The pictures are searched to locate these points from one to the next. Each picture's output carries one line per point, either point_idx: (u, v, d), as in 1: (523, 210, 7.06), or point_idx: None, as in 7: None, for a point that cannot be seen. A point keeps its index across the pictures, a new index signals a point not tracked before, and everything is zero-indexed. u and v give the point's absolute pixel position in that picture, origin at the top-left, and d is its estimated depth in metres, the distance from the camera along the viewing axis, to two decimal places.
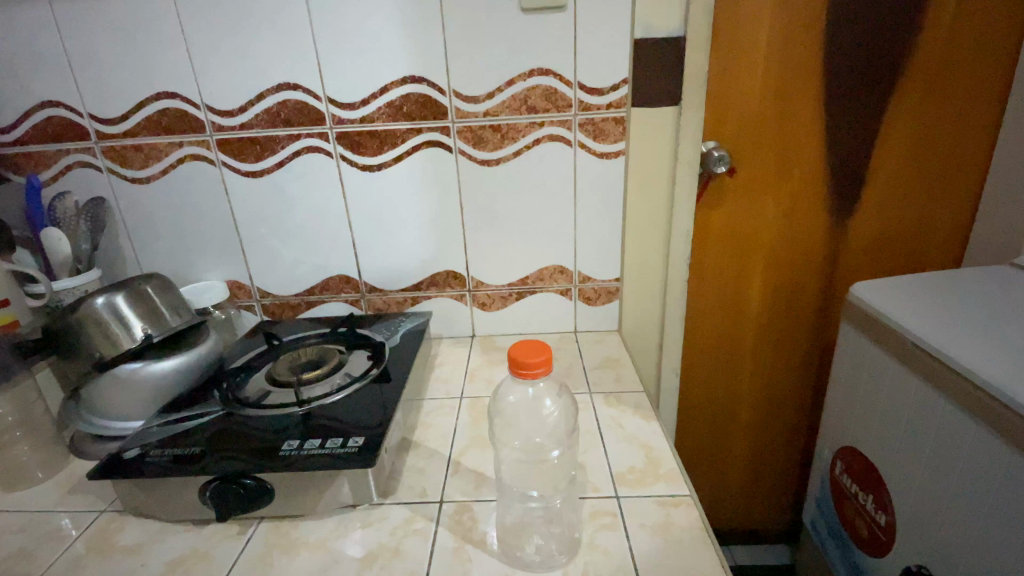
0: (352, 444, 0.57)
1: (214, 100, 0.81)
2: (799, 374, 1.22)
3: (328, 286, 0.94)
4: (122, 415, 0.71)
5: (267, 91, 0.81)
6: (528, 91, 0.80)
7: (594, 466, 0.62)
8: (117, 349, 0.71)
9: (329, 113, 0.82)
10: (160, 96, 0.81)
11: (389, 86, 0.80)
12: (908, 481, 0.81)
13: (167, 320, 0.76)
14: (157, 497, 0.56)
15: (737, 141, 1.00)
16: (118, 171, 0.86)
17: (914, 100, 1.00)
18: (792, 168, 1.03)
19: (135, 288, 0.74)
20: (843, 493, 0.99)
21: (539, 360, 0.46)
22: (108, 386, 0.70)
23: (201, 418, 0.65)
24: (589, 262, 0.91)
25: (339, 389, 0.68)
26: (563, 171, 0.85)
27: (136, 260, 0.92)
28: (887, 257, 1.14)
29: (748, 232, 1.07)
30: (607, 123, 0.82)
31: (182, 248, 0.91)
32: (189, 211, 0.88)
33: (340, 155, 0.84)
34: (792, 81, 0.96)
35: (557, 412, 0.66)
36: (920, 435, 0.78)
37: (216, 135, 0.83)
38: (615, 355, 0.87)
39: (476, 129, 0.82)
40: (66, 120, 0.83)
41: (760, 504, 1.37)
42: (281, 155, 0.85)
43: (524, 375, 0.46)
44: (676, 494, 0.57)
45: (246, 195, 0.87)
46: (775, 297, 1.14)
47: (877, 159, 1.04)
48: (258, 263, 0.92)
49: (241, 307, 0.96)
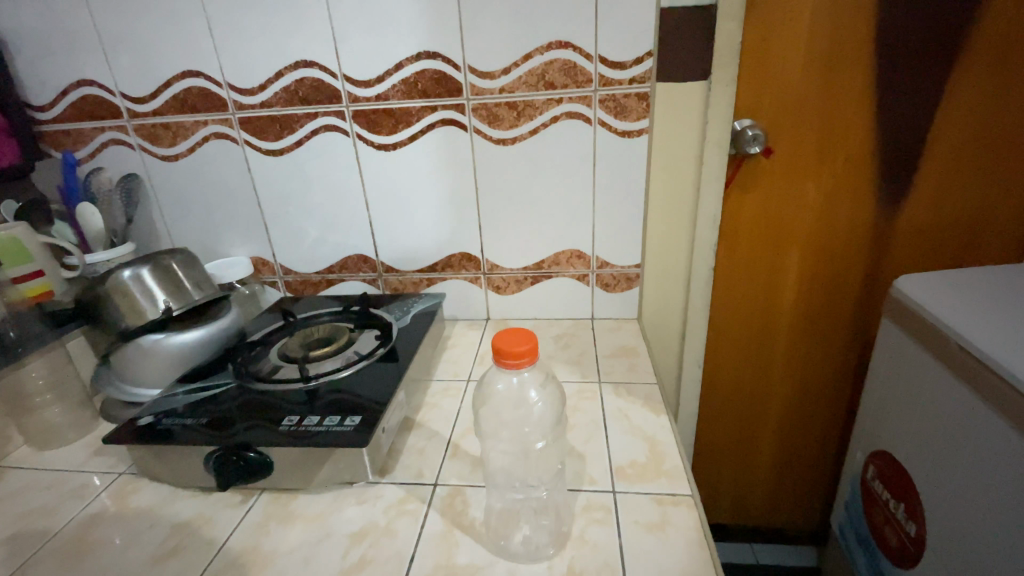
0: (349, 423, 0.58)
1: (236, 79, 0.82)
2: (836, 372, 1.14)
3: (346, 266, 0.95)
4: (144, 383, 0.75)
5: (285, 69, 0.81)
6: (546, 66, 0.77)
7: (592, 457, 0.60)
8: (142, 319, 0.74)
9: (345, 91, 0.81)
10: (184, 75, 0.83)
11: (404, 63, 0.79)
12: (943, 492, 0.74)
13: (190, 294, 0.78)
14: (167, 462, 0.59)
15: (776, 118, 0.92)
16: (150, 149, 0.89)
17: (981, 72, 0.89)
18: (837, 147, 0.94)
19: (161, 262, 0.77)
20: (872, 500, 0.91)
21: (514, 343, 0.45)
22: (133, 355, 0.74)
23: (213, 389, 0.67)
24: (609, 246, 0.88)
25: (346, 366, 0.69)
26: (581, 151, 0.81)
27: (167, 233, 0.95)
28: (942, 248, 1.04)
29: (784, 219, 1.00)
30: (629, 99, 0.77)
31: (209, 225, 0.94)
32: (214, 189, 0.91)
33: (356, 134, 0.84)
34: (839, 53, 0.87)
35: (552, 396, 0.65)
36: (959, 445, 0.71)
37: (238, 114, 0.85)
38: (630, 344, 0.84)
39: (492, 106, 0.80)
40: (100, 100, 0.86)
41: (788, 503, 1.31)
42: (300, 134, 0.85)
43: (498, 369, 0.46)
44: (676, 493, 0.55)
45: (267, 173, 0.89)
46: (813, 286, 1.06)
47: (934, 141, 0.94)
48: (280, 241, 0.94)
49: (265, 283, 0.98)
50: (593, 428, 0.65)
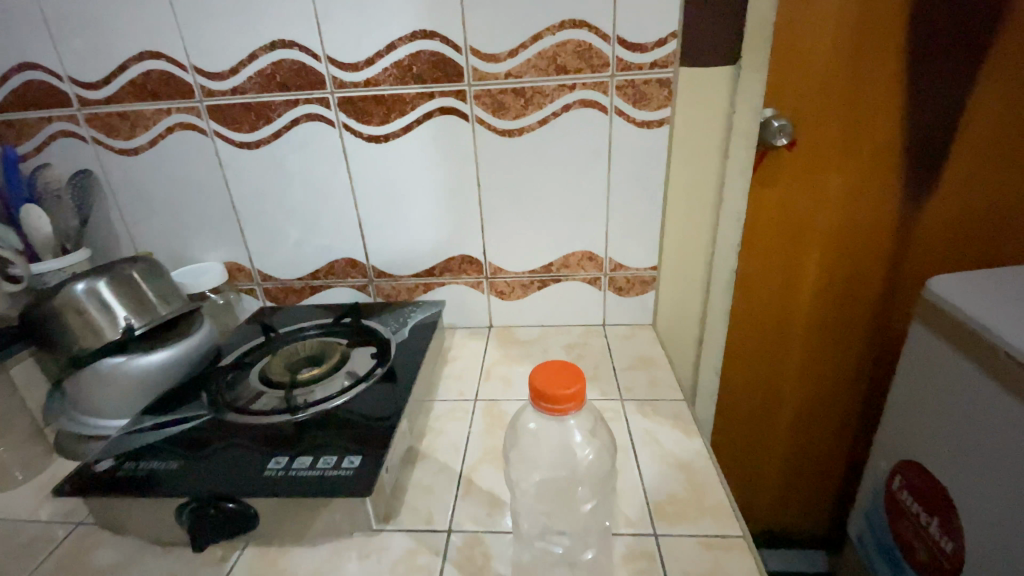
0: (347, 465, 0.50)
1: (203, 61, 0.72)
2: (851, 373, 1.10)
3: (332, 271, 0.86)
4: (105, 411, 0.66)
5: (260, 50, 0.71)
6: (557, 47, 0.69)
7: (626, 492, 0.53)
8: (100, 339, 0.65)
9: (329, 75, 0.72)
10: (143, 56, 0.72)
11: (397, 44, 0.69)
12: (983, 507, 0.70)
13: (155, 309, 0.69)
14: (132, 514, 0.50)
15: (800, 108, 0.86)
16: (105, 141, 0.78)
17: (1014, 60, 0.84)
18: (862, 139, 0.88)
19: (119, 273, 0.67)
20: (900, 510, 0.87)
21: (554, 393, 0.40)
22: (90, 382, 0.65)
23: (185, 424, 0.59)
24: (623, 247, 0.80)
25: (340, 392, 0.61)
26: (596, 143, 0.74)
27: (129, 236, 0.85)
28: (966, 245, 0.99)
29: (805, 215, 0.94)
30: (649, 85, 0.70)
31: (176, 226, 0.84)
32: (182, 187, 0.81)
33: (343, 124, 0.75)
34: (869, 38, 0.81)
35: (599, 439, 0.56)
36: (1002, 458, 0.67)
37: (206, 102, 0.74)
38: (649, 353, 0.78)
39: (496, 93, 0.71)
40: (45, 85, 0.75)
41: (797, 506, 1.28)
42: (278, 124, 0.75)
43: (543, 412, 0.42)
44: (725, 535, 0.48)
45: (242, 169, 0.79)
46: (832, 285, 1.01)
47: (963, 131, 0.89)
48: (257, 244, 0.84)
49: (241, 290, 0.88)
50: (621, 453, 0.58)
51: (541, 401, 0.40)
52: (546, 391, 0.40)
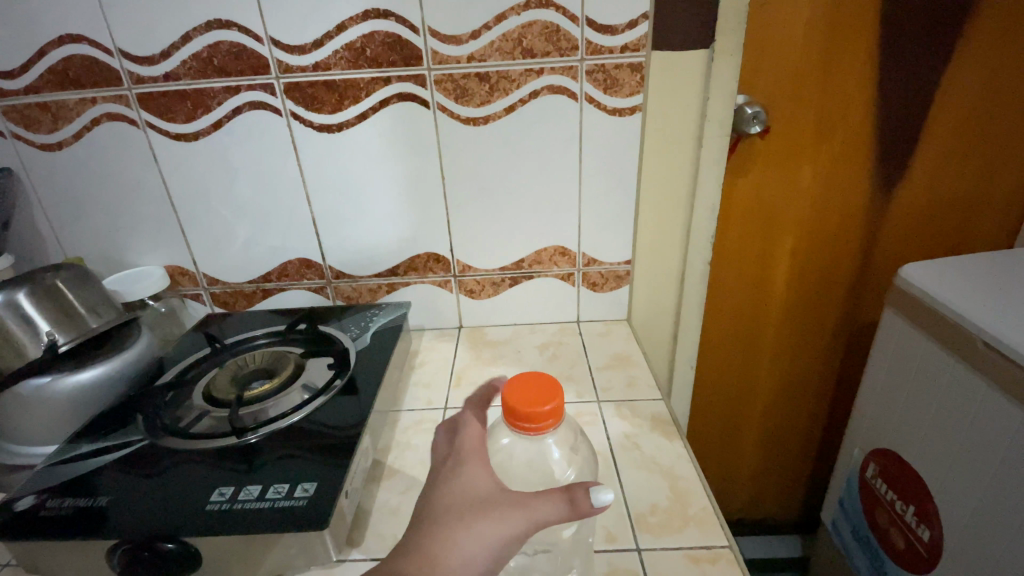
0: (300, 494, 0.45)
1: (130, 44, 0.65)
2: (824, 360, 1.11)
3: (287, 272, 0.80)
4: (29, 438, 0.59)
5: (195, 31, 0.64)
6: (523, 29, 0.64)
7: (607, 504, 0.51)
8: (23, 359, 0.58)
9: (274, 58, 0.65)
10: (62, 40, 0.64)
11: (348, 24, 0.64)
12: (957, 494, 0.70)
13: (85, 322, 0.62)
14: (56, 559, 0.45)
15: (774, 94, 0.84)
16: (24, 136, 0.70)
17: (983, 46, 0.84)
18: (836, 126, 0.87)
19: (42, 282, 0.60)
20: (875, 498, 0.88)
21: (535, 413, 0.39)
22: (10, 407, 0.58)
23: (120, 451, 0.53)
24: (597, 241, 0.77)
25: (295, 408, 0.56)
26: (566, 132, 0.70)
27: (57, 241, 0.77)
28: (934, 231, 1.00)
29: (778, 204, 0.93)
30: (620, 70, 0.66)
31: (111, 229, 0.76)
32: (114, 185, 0.73)
33: (291, 112, 0.68)
34: (843, 22, 0.79)
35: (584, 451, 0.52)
36: (976, 444, 0.67)
37: (137, 90, 0.67)
38: (625, 351, 0.75)
39: (459, 78, 0.67)
40: None
41: (771, 493, 1.29)
42: (219, 114, 0.68)
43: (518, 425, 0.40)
44: (711, 546, 0.46)
45: (182, 164, 0.72)
46: (805, 274, 1.01)
47: (933, 118, 0.89)
48: (202, 245, 0.77)
49: (187, 296, 0.81)
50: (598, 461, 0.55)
51: (521, 425, 0.39)
52: (530, 417, 0.39)
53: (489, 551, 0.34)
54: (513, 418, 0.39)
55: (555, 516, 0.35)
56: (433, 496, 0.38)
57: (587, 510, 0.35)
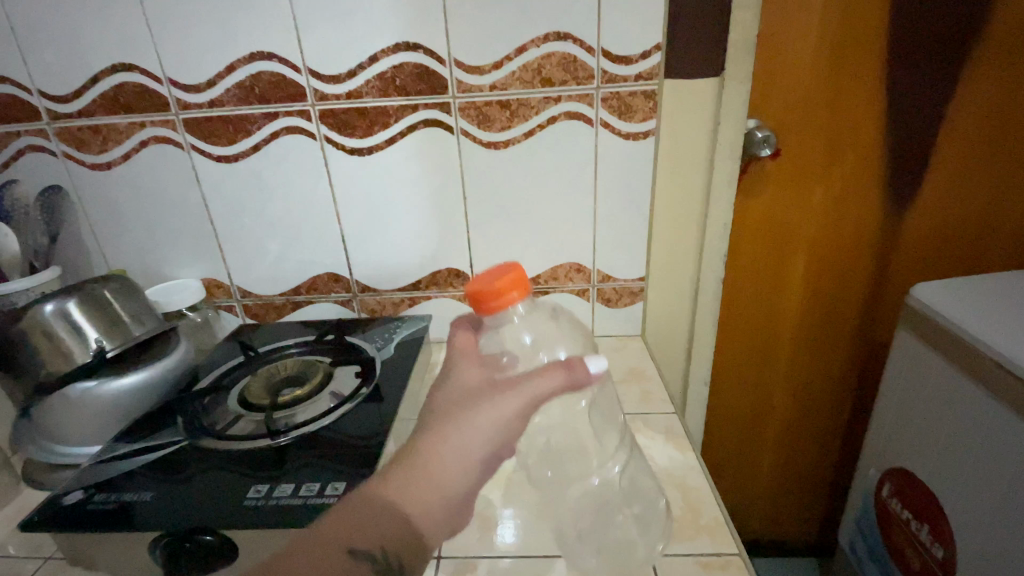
0: (331, 492, 0.48)
1: (178, 73, 0.70)
2: (839, 380, 1.11)
3: (315, 285, 0.84)
4: (72, 439, 0.63)
5: (238, 62, 0.69)
6: (542, 60, 0.68)
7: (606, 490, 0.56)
8: (71, 364, 0.62)
9: (310, 87, 0.70)
10: (116, 68, 0.70)
11: (379, 55, 0.68)
12: (971, 515, 0.70)
13: (130, 331, 0.66)
14: (102, 550, 0.48)
15: (784, 119, 0.86)
16: (76, 156, 0.75)
17: (990, 73, 0.86)
18: (845, 149, 0.89)
19: (90, 292, 0.65)
20: (890, 518, 0.87)
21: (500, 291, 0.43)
22: (58, 409, 0.62)
23: (160, 451, 0.56)
24: (611, 259, 0.80)
25: (324, 413, 0.59)
26: (581, 156, 0.73)
27: (102, 254, 0.82)
28: (947, 252, 1.01)
29: (789, 225, 0.95)
30: (635, 97, 0.70)
31: (152, 243, 0.81)
32: (157, 202, 0.78)
33: (325, 136, 0.73)
34: (851, 49, 0.82)
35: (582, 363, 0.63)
36: (988, 462, 0.68)
37: (183, 115, 0.72)
38: (639, 366, 0.77)
39: (481, 105, 0.71)
40: (13, 98, 0.72)
41: (787, 514, 1.28)
42: (257, 137, 0.73)
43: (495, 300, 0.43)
44: (721, 554, 0.48)
45: (220, 183, 0.76)
46: (819, 294, 1.02)
47: (943, 142, 0.91)
48: (236, 260, 0.82)
49: (220, 307, 0.85)
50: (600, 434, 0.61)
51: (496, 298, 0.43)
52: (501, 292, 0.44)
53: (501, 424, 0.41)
54: (483, 310, 0.44)
55: (558, 383, 0.41)
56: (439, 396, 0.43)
57: (582, 374, 0.41)
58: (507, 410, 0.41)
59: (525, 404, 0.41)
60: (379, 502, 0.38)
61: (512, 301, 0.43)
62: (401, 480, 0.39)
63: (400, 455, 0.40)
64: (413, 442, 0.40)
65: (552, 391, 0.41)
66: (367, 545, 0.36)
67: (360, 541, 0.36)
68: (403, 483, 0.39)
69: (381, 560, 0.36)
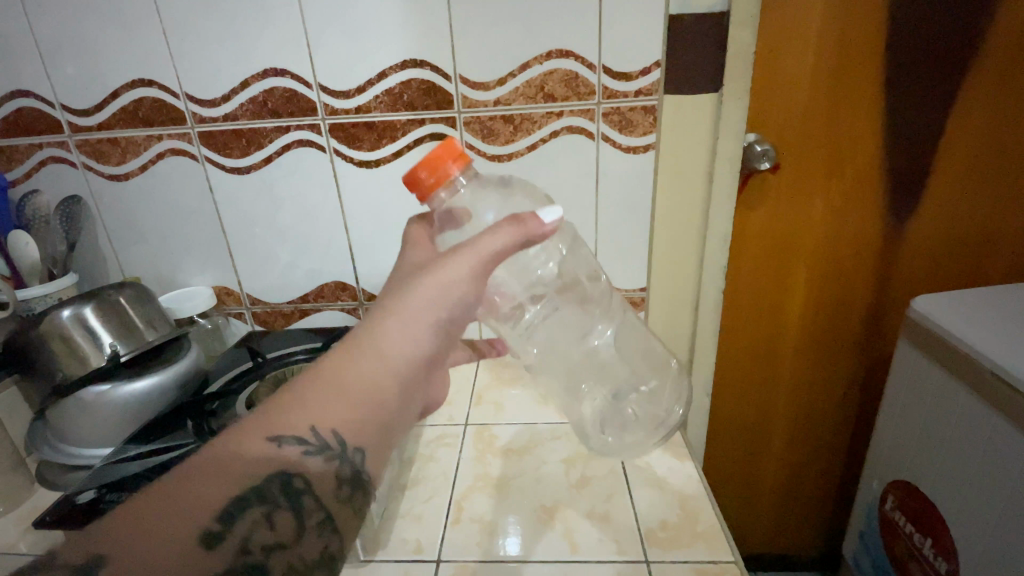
0: None
1: (195, 88, 0.73)
2: (843, 392, 1.11)
3: (323, 294, 0.86)
4: (86, 440, 0.65)
5: (252, 77, 0.72)
6: (545, 76, 0.70)
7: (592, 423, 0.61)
8: (86, 366, 0.63)
9: (320, 102, 0.73)
10: (135, 84, 0.73)
11: (388, 72, 0.71)
12: (973, 529, 0.70)
13: (142, 335, 0.68)
14: None
15: (783, 133, 0.88)
16: (95, 167, 0.78)
17: (988, 89, 0.87)
18: (845, 162, 0.91)
19: (106, 298, 0.66)
20: (894, 531, 0.87)
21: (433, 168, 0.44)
22: (73, 411, 0.64)
23: (169, 452, 0.58)
24: (612, 270, 0.81)
25: None
26: (583, 169, 0.75)
27: (117, 261, 0.84)
28: (948, 264, 1.02)
29: (790, 236, 0.96)
30: (635, 112, 0.72)
31: (166, 251, 0.83)
32: (172, 212, 0.81)
33: (334, 149, 0.75)
34: (849, 65, 0.84)
35: (557, 270, 0.63)
36: (988, 475, 0.68)
37: (198, 128, 0.75)
38: None
39: (486, 120, 0.73)
40: (36, 112, 0.75)
41: (792, 527, 1.27)
42: (269, 150, 0.76)
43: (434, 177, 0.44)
44: (718, 561, 0.48)
45: (232, 194, 0.79)
46: (821, 305, 1.02)
47: (942, 156, 0.92)
48: (246, 268, 0.84)
49: (230, 314, 0.88)
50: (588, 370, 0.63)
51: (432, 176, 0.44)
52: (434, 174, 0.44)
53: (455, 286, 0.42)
54: (423, 193, 0.45)
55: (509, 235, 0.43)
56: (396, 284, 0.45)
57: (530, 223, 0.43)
58: (459, 271, 0.42)
59: (479, 260, 0.43)
60: (323, 377, 0.38)
61: (449, 177, 0.44)
62: (345, 357, 0.39)
63: (346, 335, 0.41)
64: (360, 325, 0.42)
65: (503, 244, 0.42)
66: (301, 432, 0.36)
67: (293, 427, 0.36)
68: (349, 358, 0.39)
69: (317, 442, 0.36)
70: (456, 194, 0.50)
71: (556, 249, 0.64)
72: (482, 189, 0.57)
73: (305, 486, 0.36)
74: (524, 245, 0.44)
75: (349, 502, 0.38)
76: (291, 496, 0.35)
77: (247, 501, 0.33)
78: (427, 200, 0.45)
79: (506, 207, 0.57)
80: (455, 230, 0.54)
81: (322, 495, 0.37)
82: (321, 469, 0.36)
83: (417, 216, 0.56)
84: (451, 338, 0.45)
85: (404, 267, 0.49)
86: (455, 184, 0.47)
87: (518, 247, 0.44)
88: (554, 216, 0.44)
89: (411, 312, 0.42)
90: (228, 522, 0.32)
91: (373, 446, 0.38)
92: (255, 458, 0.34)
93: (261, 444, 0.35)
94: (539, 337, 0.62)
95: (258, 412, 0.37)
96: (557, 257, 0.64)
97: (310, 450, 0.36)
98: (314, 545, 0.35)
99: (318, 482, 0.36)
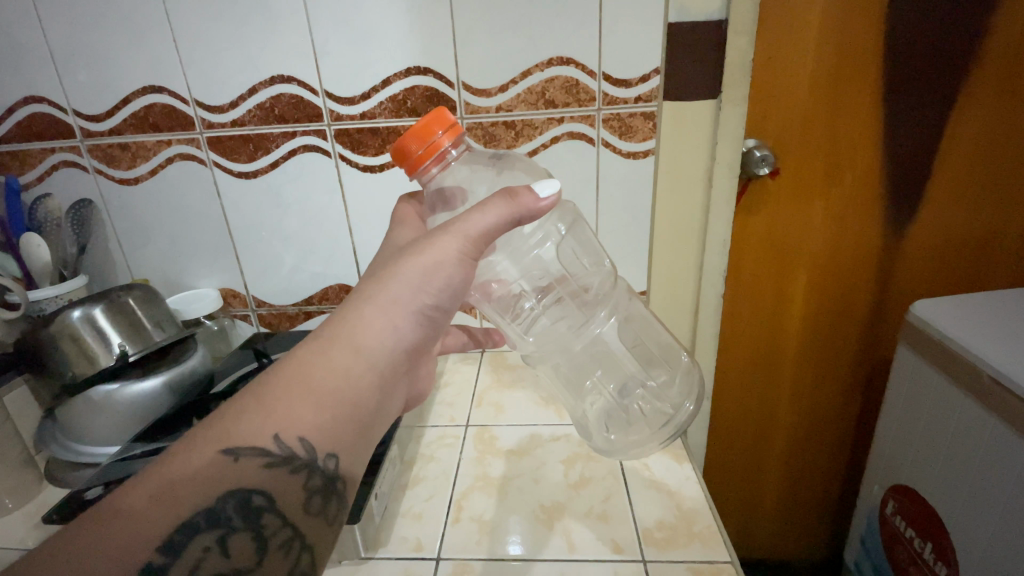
0: None
1: (204, 95, 0.74)
2: (843, 397, 1.11)
3: (327, 296, 0.87)
4: (94, 439, 0.67)
5: (260, 84, 0.74)
6: (546, 83, 0.71)
7: (595, 423, 0.60)
8: (95, 366, 0.65)
9: (326, 108, 0.74)
10: (146, 90, 0.75)
11: (392, 79, 0.72)
12: (971, 533, 0.70)
13: (151, 336, 0.69)
14: None
15: (781, 138, 0.89)
16: (105, 171, 0.80)
17: (986, 96, 0.88)
18: (844, 168, 0.91)
19: (116, 299, 0.68)
20: (895, 536, 0.87)
21: (424, 140, 0.45)
22: (82, 410, 0.65)
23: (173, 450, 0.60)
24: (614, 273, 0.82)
25: None
26: (583, 173, 0.76)
27: (125, 263, 0.86)
28: (946, 270, 1.02)
29: (790, 240, 0.96)
30: (635, 118, 0.73)
31: (173, 254, 0.85)
32: (180, 215, 0.82)
33: (339, 154, 0.77)
34: (847, 72, 0.85)
35: (555, 252, 0.63)
36: (987, 479, 0.68)
37: (206, 133, 0.77)
38: None
39: (488, 125, 0.74)
40: (50, 117, 0.77)
41: (795, 532, 1.27)
42: (276, 154, 0.77)
43: (420, 149, 0.45)
44: (714, 560, 0.49)
45: (239, 197, 0.80)
46: (821, 310, 1.03)
47: (941, 162, 0.93)
48: (252, 270, 0.85)
49: (236, 316, 0.89)
50: (593, 366, 0.62)
51: (417, 148, 0.45)
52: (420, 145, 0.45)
53: (450, 261, 0.43)
54: (412, 165, 0.45)
55: (502, 208, 0.43)
56: (385, 264, 0.45)
57: (523, 199, 0.44)
58: (447, 253, 0.43)
59: (468, 239, 0.43)
60: (287, 376, 0.37)
61: (438, 148, 0.45)
62: (319, 351, 0.39)
63: (319, 327, 0.41)
64: (334, 317, 0.41)
65: (496, 219, 0.43)
66: (262, 443, 0.34)
67: (252, 439, 0.34)
68: (321, 352, 0.39)
69: (278, 454, 0.35)
70: (449, 170, 0.50)
71: (555, 229, 0.63)
72: (475, 164, 0.55)
73: (266, 502, 0.34)
74: (517, 221, 0.45)
75: (320, 513, 0.37)
76: (249, 516, 0.33)
77: (196, 526, 0.31)
78: (416, 172, 0.46)
79: (499, 186, 0.56)
80: (449, 211, 0.56)
81: (288, 510, 0.35)
82: (284, 481, 0.35)
83: (407, 195, 0.61)
84: (433, 326, 0.46)
85: (384, 257, 0.49)
86: (445, 157, 0.48)
87: (511, 224, 0.45)
88: (551, 191, 0.45)
89: (392, 300, 0.42)
90: (172, 553, 0.30)
91: (336, 454, 0.37)
92: (209, 472, 0.33)
93: (213, 456, 0.33)
94: (540, 327, 0.62)
95: (232, 404, 0.36)
96: (555, 239, 0.63)
97: (272, 461, 0.35)
98: (280, 566, 0.34)
99: (280, 497, 0.35)
